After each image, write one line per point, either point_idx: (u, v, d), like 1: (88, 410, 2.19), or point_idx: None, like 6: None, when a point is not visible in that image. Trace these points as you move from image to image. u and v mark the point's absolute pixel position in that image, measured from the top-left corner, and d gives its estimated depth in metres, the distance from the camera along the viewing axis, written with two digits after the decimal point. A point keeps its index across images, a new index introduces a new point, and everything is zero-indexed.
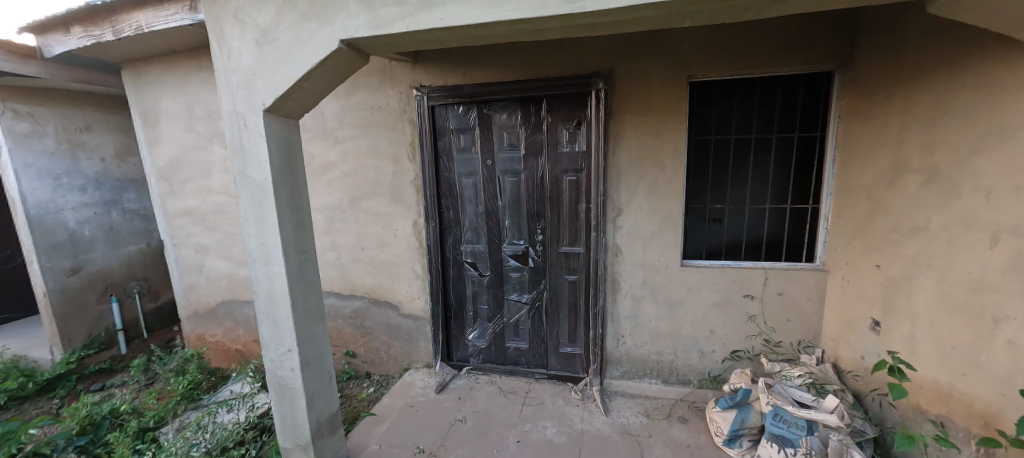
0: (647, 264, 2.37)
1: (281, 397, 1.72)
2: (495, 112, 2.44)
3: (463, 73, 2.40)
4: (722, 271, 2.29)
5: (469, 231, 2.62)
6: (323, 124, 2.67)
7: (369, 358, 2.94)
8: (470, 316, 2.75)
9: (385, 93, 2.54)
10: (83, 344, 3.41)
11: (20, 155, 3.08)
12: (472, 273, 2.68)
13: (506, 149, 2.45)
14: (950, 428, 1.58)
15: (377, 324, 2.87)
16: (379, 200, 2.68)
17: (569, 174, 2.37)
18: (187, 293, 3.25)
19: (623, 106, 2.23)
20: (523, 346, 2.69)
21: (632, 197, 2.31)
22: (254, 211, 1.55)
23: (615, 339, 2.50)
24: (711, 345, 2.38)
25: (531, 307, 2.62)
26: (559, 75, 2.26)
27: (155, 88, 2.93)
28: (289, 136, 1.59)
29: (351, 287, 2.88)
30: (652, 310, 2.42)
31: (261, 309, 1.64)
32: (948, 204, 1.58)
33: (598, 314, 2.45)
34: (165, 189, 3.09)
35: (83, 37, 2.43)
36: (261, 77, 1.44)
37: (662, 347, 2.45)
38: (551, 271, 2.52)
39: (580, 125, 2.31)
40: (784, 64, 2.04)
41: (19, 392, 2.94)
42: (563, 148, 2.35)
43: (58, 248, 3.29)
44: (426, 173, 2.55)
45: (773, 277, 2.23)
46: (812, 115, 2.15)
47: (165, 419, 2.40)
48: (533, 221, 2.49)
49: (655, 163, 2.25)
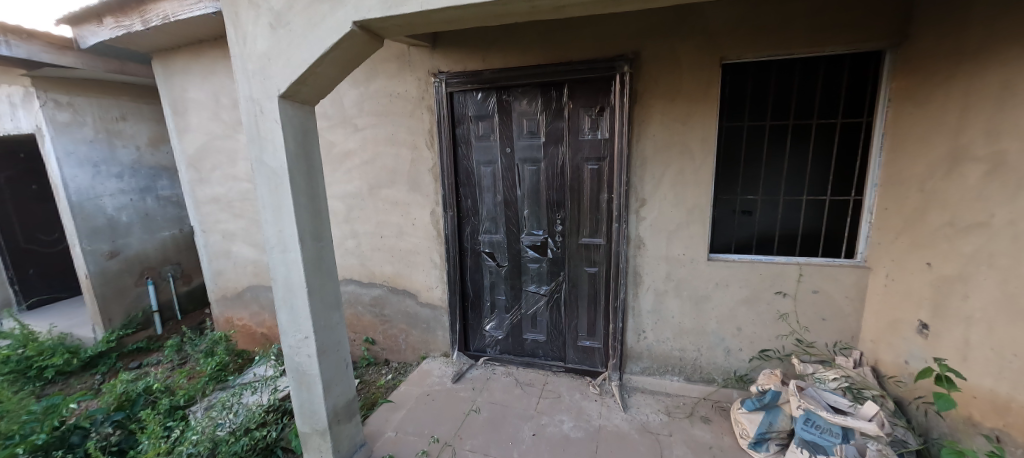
0: (671, 257, 2.27)
1: (299, 382, 1.73)
2: (515, 99, 2.37)
3: (482, 58, 2.34)
4: (751, 266, 2.17)
5: (488, 221, 2.58)
6: (342, 112, 2.67)
7: (387, 345, 2.96)
8: (487, 306, 2.70)
9: (403, 80, 2.50)
10: (122, 324, 3.61)
11: (62, 143, 3.22)
12: (490, 263, 2.62)
13: (526, 136, 2.38)
14: (1007, 443, 1.44)
15: (396, 312, 2.88)
16: (397, 188, 2.67)
17: (590, 162, 2.28)
18: (216, 277, 3.35)
19: (648, 89, 2.12)
20: (541, 338, 2.64)
21: (657, 187, 2.21)
22: (272, 198, 1.54)
23: (636, 334, 2.42)
24: (738, 343, 2.27)
25: (549, 299, 2.56)
26: (583, 60, 2.17)
27: (183, 77, 2.99)
28: (305, 123, 1.57)
29: (370, 274, 2.89)
30: (675, 305, 2.33)
31: (279, 296, 1.65)
32: (1016, 198, 1.43)
33: (618, 308, 2.37)
34: (194, 177, 3.17)
35: (115, 28, 2.51)
36: (276, 62, 1.42)
37: (685, 344, 2.35)
38: (570, 262, 2.45)
39: (603, 111, 2.22)
40: (829, 43, 1.88)
41: (65, 367, 3.14)
42: (585, 135, 2.27)
43: (97, 233, 3.45)
44: (444, 162, 2.51)
45: (808, 274, 2.09)
46: (857, 100, 1.98)
47: (194, 398, 2.50)
48: (552, 210, 2.42)
49: (682, 151, 2.14)
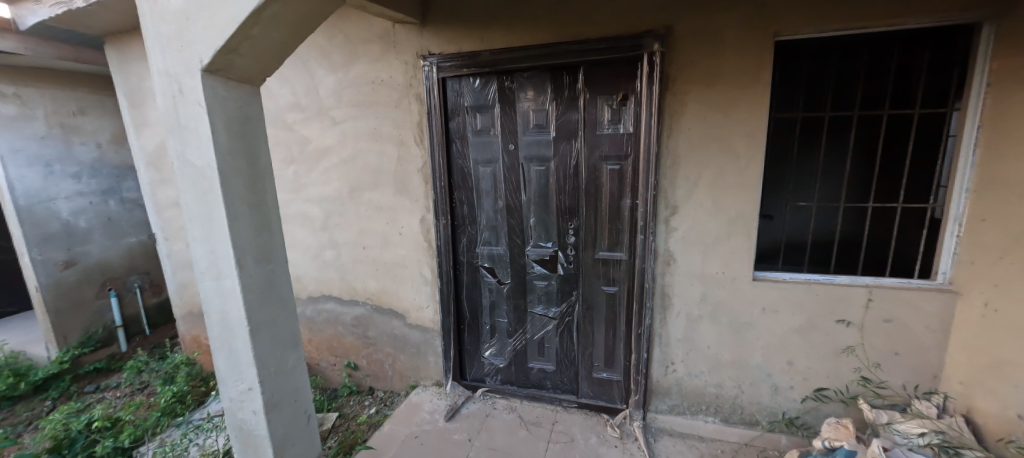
0: (708, 276, 1.89)
1: (244, 444, 1.35)
2: (519, 86, 1.98)
3: (480, 36, 1.95)
4: (807, 289, 1.78)
5: (487, 230, 2.18)
6: (318, 102, 2.28)
7: (372, 371, 2.58)
8: (487, 329, 2.32)
9: (388, 64, 2.12)
10: (79, 342, 3.24)
11: (6, 139, 2.85)
12: (489, 280, 2.24)
13: (532, 130, 2.00)
14: None
15: (382, 334, 2.50)
16: (382, 191, 2.29)
17: (609, 161, 1.90)
18: (182, 290, 2.97)
19: (683, 72, 1.74)
20: (549, 367, 2.25)
21: (691, 191, 1.83)
22: (199, 208, 1.16)
23: (663, 366, 2.04)
24: (788, 380, 1.88)
25: (560, 322, 2.18)
26: (602, 37, 1.78)
27: (140, 64, 2.62)
28: (245, 109, 1.19)
29: (351, 291, 2.50)
30: (711, 333, 1.94)
31: (214, 335, 1.26)
32: None
33: (643, 335, 1.99)
34: (155, 178, 2.80)
35: (54, 5, 2.15)
36: (197, 22, 1.03)
37: (723, 379, 1.97)
38: (585, 279, 2.06)
39: (626, 99, 1.83)
40: (912, 12, 1.49)
41: (10, 392, 2.78)
42: (603, 129, 1.88)
43: (51, 240, 3.08)
44: (436, 161, 2.13)
45: (879, 299, 1.71)
46: (941, 86, 1.64)
47: (143, 438, 2.16)
48: (564, 219, 2.04)
49: (723, 148, 1.75)
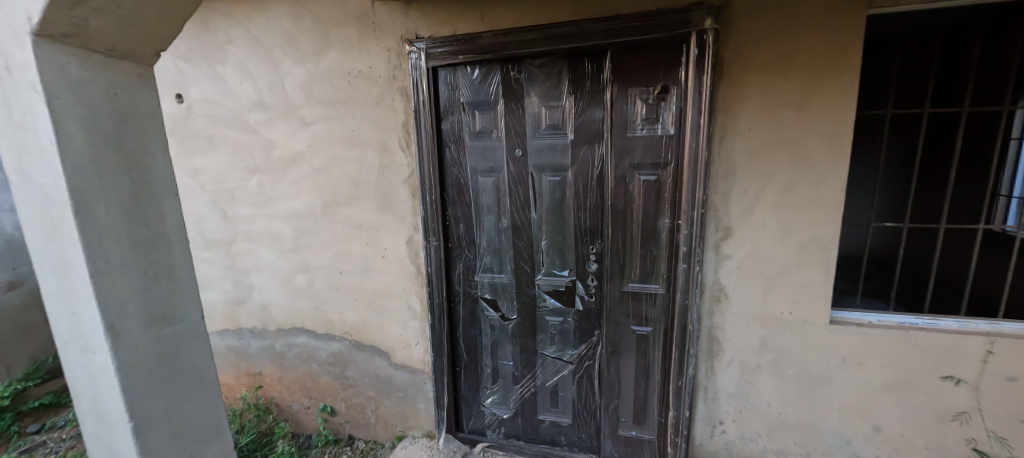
0: (769, 317, 1.49)
1: None
2: (528, 77, 1.59)
3: (479, 14, 1.55)
4: (901, 335, 1.39)
5: (488, 255, 1.78)
6: (285, 99, 1.89)
7: (352, 417, 2.18)
8: (487, 373, 1.91)
9: (366, 52, 1.72)
10: (24, 374, 2.78)
11: None
12: (491, 314, 1.83)
13: (545, 132, 1.60)
14: None
15: (362, 375, 2.10)
16: (361, 206, 1.89)
17: (643, 171, 1.50)
18: None
19: (742, 56, 1.34)
20: (563, 420, 1.85)
21: (750, 210, 1.43)
22: None
23: (708, 425, 1.63)
24: (872, 450, 1.48)
25: (577, 367, 1.77)
26: (636, 11, 1.38)
27: None
28: None
29: (327, 324, 2.10)
30: (771, 388, 1.53)
31: None
32: None
33: (684, 388, 1.58)
34: None
35: None
36: None
37: (786, 445, 1.56)
38: (610, 317, 1.66)
39: (666, 92, 1.43)
40: None
41: None
42: (636, 131, 1.48)
43: None
44: (426, 170, 1.73)
45: (1000, 351, 1.31)
46: None
47: None
48: (584, 242, 1.64)
49: (793, 155, 1.36)
